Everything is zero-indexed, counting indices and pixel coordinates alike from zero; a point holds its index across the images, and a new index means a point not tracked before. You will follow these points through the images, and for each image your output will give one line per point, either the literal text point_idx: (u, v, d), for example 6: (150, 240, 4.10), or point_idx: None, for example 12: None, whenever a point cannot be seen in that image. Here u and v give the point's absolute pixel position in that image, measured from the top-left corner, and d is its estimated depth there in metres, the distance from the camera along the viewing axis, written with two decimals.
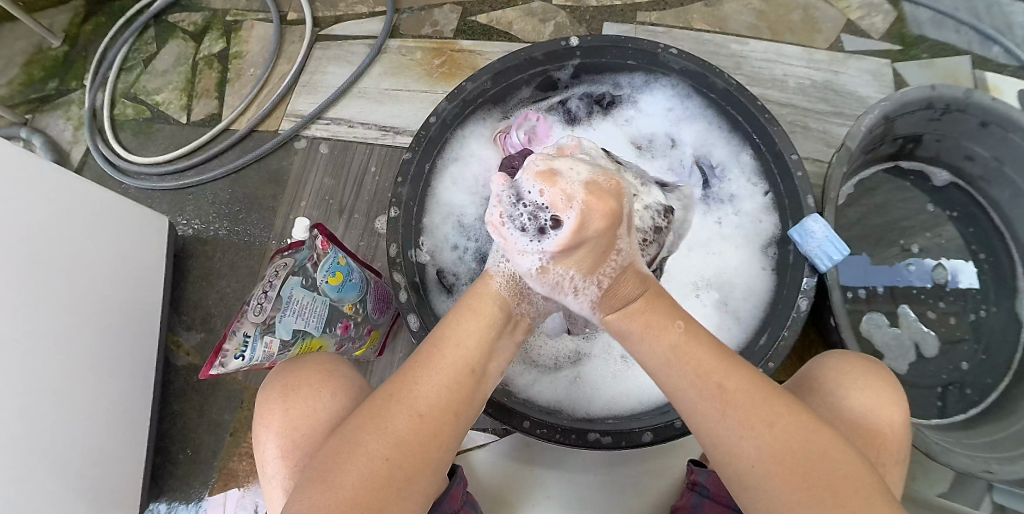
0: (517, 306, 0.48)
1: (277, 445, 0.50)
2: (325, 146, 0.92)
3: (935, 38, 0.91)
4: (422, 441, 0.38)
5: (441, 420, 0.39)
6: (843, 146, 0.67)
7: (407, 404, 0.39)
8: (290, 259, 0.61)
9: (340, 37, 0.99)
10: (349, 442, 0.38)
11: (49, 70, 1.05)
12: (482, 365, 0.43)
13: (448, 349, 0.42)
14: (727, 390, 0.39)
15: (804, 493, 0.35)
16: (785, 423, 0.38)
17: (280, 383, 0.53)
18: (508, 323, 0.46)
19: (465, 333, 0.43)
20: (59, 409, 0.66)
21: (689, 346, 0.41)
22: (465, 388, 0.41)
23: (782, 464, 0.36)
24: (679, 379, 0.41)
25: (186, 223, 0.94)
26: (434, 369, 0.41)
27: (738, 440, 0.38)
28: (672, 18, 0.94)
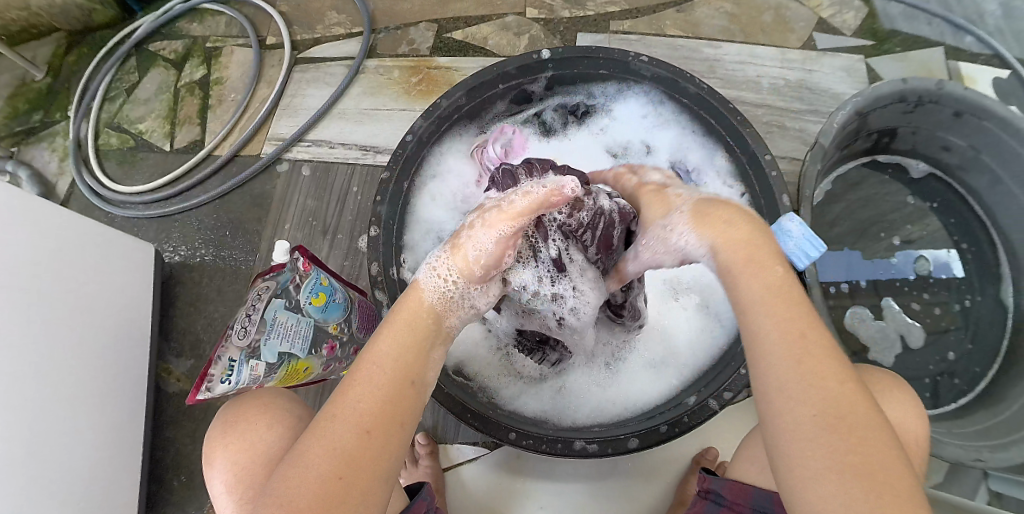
0: (449, 318, 0.44)
1: (226, 477, 0.50)
2: (308, 168, 0.93)
3: (907, 33, 0.93)
4: (369, 455, 0.35)
5: (389, 431, 0.36)
6: (816, 144, 0.68)
7: (352, 420, 0.36)
8: (273, 282, 0.64)
9: (319, 59, 1.00)
10: (290, 471, 0.35)
11: (33, 102, 1.05)
12: (421, 374, 0.40)
13: (383, 363, 0.39)
14: (805, 342, 0.36)
15: (851, 461, 0.31)
16: (850, 393, 0.34)
17: (224, 418, 0.54)
18: (438, 332, 0.43)
19: (395, 344, 0.40)
20: (55, 441, 0.66)
21: (787, 324, 0.36)
22: (406, 398, 0.38)
23: (838, 424, 0.32)
24: (759, 320, 0.37)
25: (173, 250, 0.95)
26: (372, 383, 0.37)
27: (797, 397, 0.34)
28: (644, 26, 0.96)
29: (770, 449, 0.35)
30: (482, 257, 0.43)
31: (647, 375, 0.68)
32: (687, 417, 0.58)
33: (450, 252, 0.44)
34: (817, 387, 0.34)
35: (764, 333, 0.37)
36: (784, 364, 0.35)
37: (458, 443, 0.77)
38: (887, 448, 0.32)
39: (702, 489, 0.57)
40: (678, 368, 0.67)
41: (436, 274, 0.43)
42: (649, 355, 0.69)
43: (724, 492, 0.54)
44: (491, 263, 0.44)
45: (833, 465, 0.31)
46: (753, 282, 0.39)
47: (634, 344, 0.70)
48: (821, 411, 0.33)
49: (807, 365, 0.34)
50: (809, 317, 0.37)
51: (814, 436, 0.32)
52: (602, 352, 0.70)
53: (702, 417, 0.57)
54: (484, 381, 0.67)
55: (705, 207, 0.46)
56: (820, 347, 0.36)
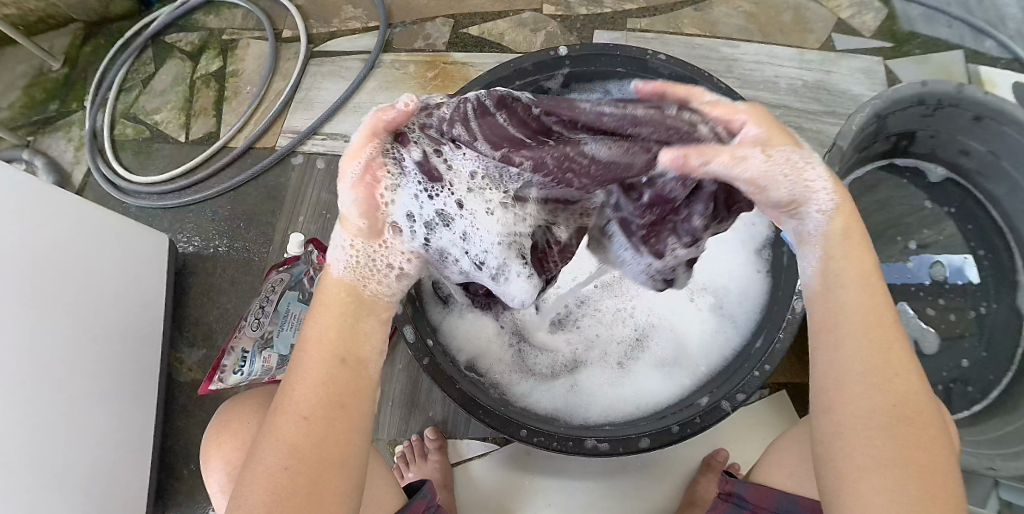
0: (366, 288, 0.40)
1: (222, 477, 0.51)
2: (322, 161, 0.93)
3: (927, 35, 0.92)
4: (310, 445, 0.35)
5: (328, 417, 0.36)
6: (835, 146, 0.67)
7: (288, 411, 0.35)
8: (286, 275, 0.63)
9: (335, 53, 1.00)
10: (245, 471, 0.35)
11: (50, 92, 1.06)
12: (355, 351, 0.38)
13: (310, 350, 0.38)
14: (886, 336, 0.37)
15: (909, 456, 0.34)
16: (914, 397, 0.36)
17: (218, 420, 0.54)
18: (363, 304, 0.40)
19: (321, 329, 0.38)
20: (67, 429, 0.67)
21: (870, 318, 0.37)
22: (340, 379, 0.37)
23: (900, 423, 0.35)
24: (845, 296, 0.38)
25: (186, 241, 0.95)
26: (303, 371, 0.37)
27: (865, 391, 0.36)
28: (662, 24, 0.95)
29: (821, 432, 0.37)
30: (355, 211, 0.40)
31: (659, 376, 0.67)
32: (698, 418, 0.58)
33: (343, 227, 0.42)
34: (887, 387, 0.36)
35: (845, 319, 0.38)
36: (860, 351, 0.36)
37: (467, 439, 0.77)
38: (939, 451, 0.35)
39: (723, 492, 0.55)
40: (690, 368, 0.67)
41: (341, 252, 0.41)
42: (661, 355, 0.68)
43: (747, 496, 0.54)
44: (370, 209, 0.40)
45: (889, 458, 0.34)
46: (850, 267, 0.39)
47: (646, 343, 0.69)
48: (888, 408, 0.35)
49: (883, 359, 0.36)
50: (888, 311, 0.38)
51: (880, 428, 0.35)
52: (613, 350, 0.69)
53: (714, 419, 0.57)
54: (496, 379, 0.67)
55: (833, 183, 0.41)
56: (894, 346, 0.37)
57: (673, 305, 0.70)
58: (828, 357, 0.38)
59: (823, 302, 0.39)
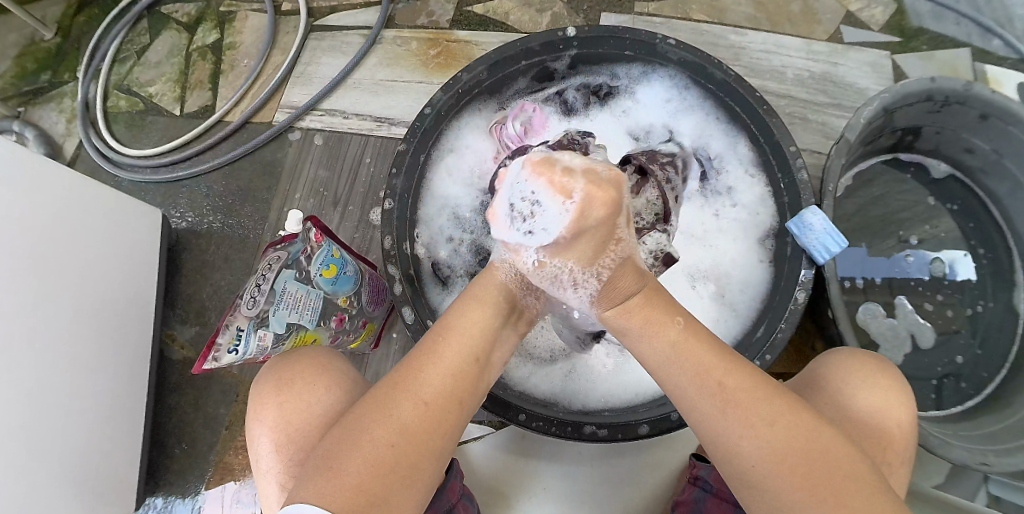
0: (520, 299, 0.50)
1: (270, 439, 0.50)
2: (320, 137, 0.92)
3: (935, 29, 0.90)
4: (426, 428, 0.38)
5: (446, 408, 0.39)
6: (842, 138, 0.66)
7: (414, 391, 0.39)
8: (284, 252, 0.61)
9: (335, 27, 0.98)
10: (350, 432, 0.37)
11: (42, 62, 1.04)
12: (484, 354, 0.43)
13: (450, 341, 0.42)
14: (725, 385, 0.40)
15: (813, 494, 0.36)
16: (782, 429, 0.38)
17: (273, 378, 0.53)
18: (508, 314, 0.47)
19: (463, 326, 0.43)
20: (58, 405, 0.66)
21: (704, 382, 0.40)
22: (467, 377, 0.41)
23: (782, 461, 0.37)
24: (677, 381, 0.42)
25: (180, 216, 0.94)
26: (437, 359, 0.41)
27: (739, 449, 0.38)
28: (670, 9, 0.93)
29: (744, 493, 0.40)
30: None
31: None
32: None
33: None
34: (753, 430, 0.38)
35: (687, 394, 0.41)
36: (714, 413, 0.39)
37: None
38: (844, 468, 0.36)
39: (693, 477, 0.60)
40: None
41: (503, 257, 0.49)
42: None
43: (710, 480, 0.57)
44: None
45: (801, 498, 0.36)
46: (654, 344, 0.44)
47: None
48: (767, 455, 0.37)
49: (735, 410, 0.39)
50: (716, 359, 0.41)
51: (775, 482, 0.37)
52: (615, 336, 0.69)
53: None
54: None
55: (624, 278, 0.46)
56: (745, 384, 0.40)
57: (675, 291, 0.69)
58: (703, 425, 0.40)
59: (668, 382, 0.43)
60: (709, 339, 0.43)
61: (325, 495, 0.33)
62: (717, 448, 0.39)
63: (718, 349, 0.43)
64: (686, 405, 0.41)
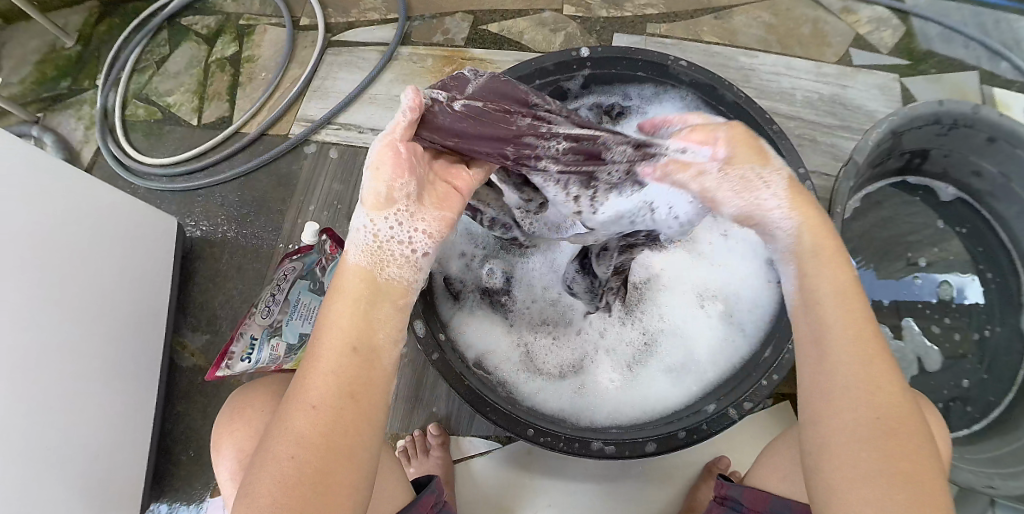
0: (382, 273, 0.38)
1: (232, 465, 0.53)
2: (335, 151, 0.93)
3: (943, 53, 0.91)
4: (322, 436, 0.32)
5: (339, 409, 0.33)
6: (850, 160, 0.67)
7: (294, 402, 0.33)
8: (299, 263, 0.63)
9: (352, 43, 1.00)
10: (252, 462, 0.33)
11: (62, 69, 1.06)
12: (369, 339, 0.35)
13: (323, 337, 0.35)
14: (865, 341, 0.35)
15: (898, 466, 0.32)
16: (902, 401, 0.34)
17: (231, 406, 0.55)
18: (382, 287, 0.37)
19: (340, 318, 0.36)
20: (62, 409, 0.66)
21: (855, 328, 0.36)
22: (356, 369, 0.34)
23: (892, 432, 0.33)
24: (826, 314, 0.37)
25: (195, 225, 0.95)
26: (311, 361, 0.34)
27: (851, 405, 0.34)
28: (681, 31, 0.95)
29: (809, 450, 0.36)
30: (373, 179, 0.37)
31: (667, 380, 0.67)
32: (705, 425, 0.58)
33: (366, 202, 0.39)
34: (869, 404, 0.34)
35: (829, 334, 0.36)
36: (843, 362, 0.35)
37: (470, 436, 0.77)
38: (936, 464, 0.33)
39: (718, 495, 0.57)
40: (697, 374, 0.67)
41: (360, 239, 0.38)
42: (668, 360, 0.68)
43: (743, 499, 0.55)
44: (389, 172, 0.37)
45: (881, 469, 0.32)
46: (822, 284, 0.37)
47: (655, 347, 0.69)
48: (875, 420, 0.33)
49: (867, 371, 0.34)
50: (867, 322, 0.37)
51: (866, 442, 0.33)
52: (622, 353, 0.69)
53: (720, 426, 0.58)
54: (504, 377, 0.67)
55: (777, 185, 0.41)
56: (882, 349, 0.36)
57: (683, 310, 0.70)
58: (813, 370, 0.36)
59: (808, 317, 0.38)
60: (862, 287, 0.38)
61: None
62: (818, 397, 0.35)
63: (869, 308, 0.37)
64: (816, 344, 0.37)
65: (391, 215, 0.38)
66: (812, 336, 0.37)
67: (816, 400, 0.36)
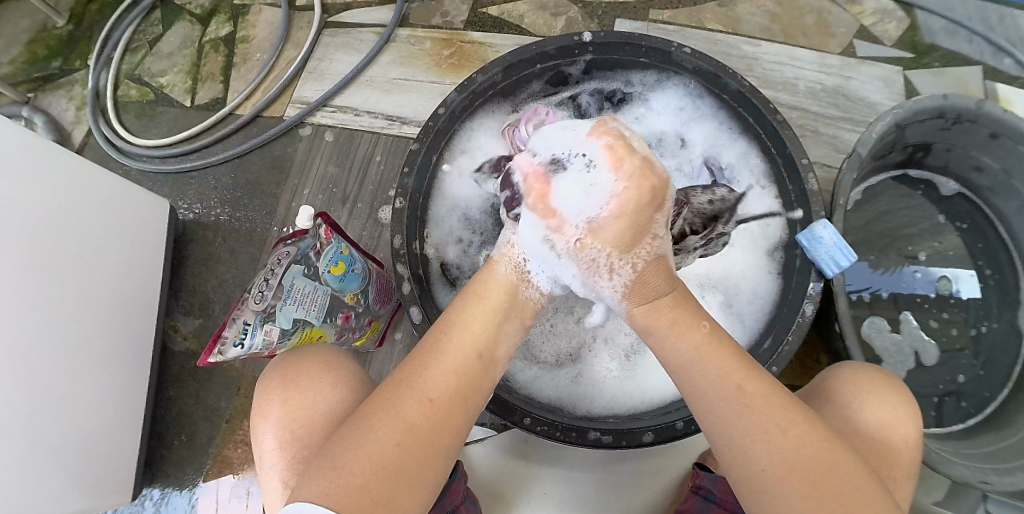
0: (523, 290, 0.49)
1: (278, 437, 0.51)
2: (330, 134, 0.92)
3: (948, 47, 0.90)
4: (432, 425, 0.38)
5: (453, 405, 0.40)
6: (854, 153, 0.66)
7: (418, 388, 0.39)
8: (294, 248, 0.61)
9: (349, 24, 0.98)
10: (354, 430, 0.38)
11: (53, 48, 1.04)
12: (489, 350, 0.44)
13: (455, 336, 0.43)
14: (744, 395, 0.40)
15: (812, 507, 0.36)
16: (798, 438, 0.38)
17: (283, 371, 0.54)
18: (513, 308, 0.48)
19: (467, 323, 0.44)
20: (56, 395, 0.66)
21: (722, 385, 0.41)
22: (473, 373, 0.42)
23: (794, 475, 0.37)
24: (696, 376, 0.42)
25: (187, 207, 0.94)
26: (441, 355, 0.42)
27: (754, 455, 0.38)
28: (684, 17, 0.93)
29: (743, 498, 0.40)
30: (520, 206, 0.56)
31: (666, 370, 0.66)
32: None
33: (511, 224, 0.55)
34: (772, 441, 0.38)
35: (703, 387, 0.42)
36: (729, 414, 0.40)
37: None
38: (858, 487, 0.36)
39: (694, 485, 0.59)
40: None
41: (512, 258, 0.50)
42: None
43: (716, 489, 0.56)
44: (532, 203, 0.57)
45: (803, 508, 0.36)
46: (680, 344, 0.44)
47: None
48: (775, 468, 0.37)
49: (754, 415, 0.39)
50: (739, 368, 0.42)
51: (780, 492, 0.37)
52: (622, 342, 0.69)
53: None
54: None
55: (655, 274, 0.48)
56: (758, 386, 0.41)
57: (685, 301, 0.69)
58: (713, 422, 0.41)
59: (684, 381, 0.43)
60: (734, 345, 0.44)
61: (329, 494, 0.34)
62: (730, 452, 0.40)
63: (734, 353, 0.43)
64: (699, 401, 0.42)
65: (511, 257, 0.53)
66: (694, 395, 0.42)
67: (723, 456, 0.40)
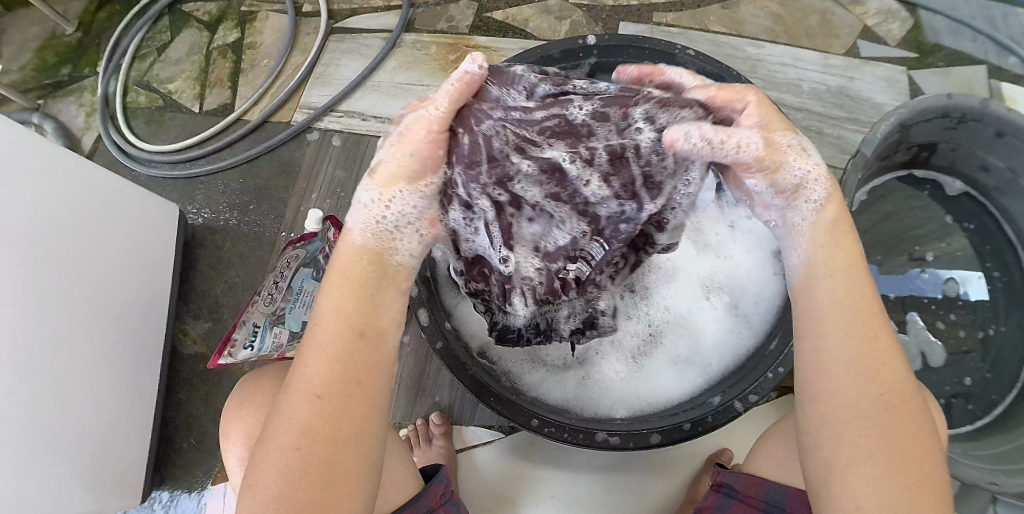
0: (387, 257, 0.42)
1: (241, 455, 0.53)
2: (338, 138, 0.92)
3: (952, 47, 0.90)
4: (328, 420, 0.35)
5: (343, 394, 0.36)
6: (858, 153, 0.66)
7: (300, 390, 0.36)
8: (302, 250, 0.63)
9: (355, 30, 0.99)
10: (258, 447, 0.37)
11: (62, 56, 1.05)
12: (371, 323, 0.39)
13: (325, 326, 0.38)
14: (867, 322, 0.38)
15: (898, 447, 0.35)
16: (900, 385, 0.37)
17: (241, 391, 0.56)
18: (381, 276, 0.41)
19: (335, 305, 0.39)
20: (63, 403, 0.66)
21: (853, 306, 0.39)
22: (360, 356, 0.38)
23: (889, 416, 0.35)
24: (828, 287, 0.40)
25: (196, 212, 0.95)
26: (315, 348, 0.37)
27: (853, 383, 0.36)
28: (688, 20, 0.94)
29: (811, 422, 0.38)
30: (390, 158, 0.41)
31: (672, 372, 0.67)
32: (709, 417, 0.58)
33: (372, 177, 0.42)
34: (871, 381, 0.36)
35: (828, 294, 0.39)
36: (843, 342, 0.37)
37: (473, 426, 0.77)
38: (931, 443, 0.36)
39: (715, 482, 0.57)
40: (703, 367, 0.66)
41: (361, 207, 0.42)
42: (674, 352, 0.68)
43: (737, 485, 0.55)
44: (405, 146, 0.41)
45: (887, 450, 0.34)
46: (830, 253, 0.41)
47: (660, 339, 0.68)
48: (874, 403, 0.36)
49: (868, 351, 0.37)
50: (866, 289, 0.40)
51: (871, 421, 0.35)
52: (627, 344, 0.68)
53: (725, 419, 0.58)
54: (508, 367, 0.67)
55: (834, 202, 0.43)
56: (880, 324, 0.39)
57: (688, 301, 0.69)
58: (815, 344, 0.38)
59: (813, 291, 0.40)
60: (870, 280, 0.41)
61: None
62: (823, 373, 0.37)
63: (873, 290, 0.40)
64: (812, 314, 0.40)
65: (396, 195, 0.41)
66: (810, 305, 0.40)
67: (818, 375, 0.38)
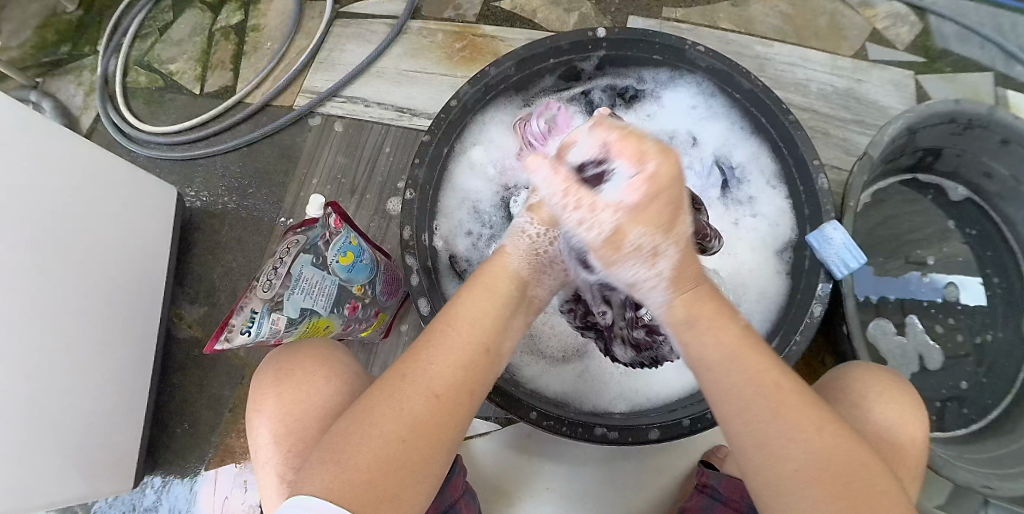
0: (528, 287, 0.48)
1: (271, 432, 0.51)
2: (340, 124, 0.91)
3: (960, 53, 0.90)
4: (440, 421, 0.37)
5: (457, 399, 0.38)
6: (865, 154, 0.66)
7: (423, 383, 0.38)
8: (302, 236, 0.60)
9: (360, 15, 0.98)
10: (356, 421, 0.36)
11: (62, 34, 1.04)
12: (496, 345, 0.42)
13: (462, 327, 0.41)
14: (771, 381, 0.38)
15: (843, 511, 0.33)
16: (828, 438, 0.36)
17: (277, 366, 0.53)
18: (517, 305, 0.46)
19: (472, 313, 0.42)
20: (58, 384, 0.65)
21: (751, 371, 0.39)
22: (479, 369, 0.40)
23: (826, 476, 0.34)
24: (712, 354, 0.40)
25: (195, 195, 0.94)
26: (448, 345, 0.40)
27: (786, 448, 0.36)
28: (697, 16, 0.93)
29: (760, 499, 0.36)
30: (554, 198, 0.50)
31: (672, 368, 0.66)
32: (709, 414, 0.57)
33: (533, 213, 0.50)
34: (801, 442, 0.36)
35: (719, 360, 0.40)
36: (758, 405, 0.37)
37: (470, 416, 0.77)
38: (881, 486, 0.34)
39: (700, 484, 0.58)
40: None
41: (524, 234, 0.49)
42: None
43: (722, 488, 0.56)
44: None
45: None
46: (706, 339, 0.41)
47: None
48: (809, 467, 0.35)
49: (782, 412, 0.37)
50: (753, 347, 0.40)
51: (812, 489, 0.34)
52: None
53: None
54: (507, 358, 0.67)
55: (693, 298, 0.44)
56: (786, 378, 0.39)
57: None
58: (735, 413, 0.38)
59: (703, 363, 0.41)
60: (760, 342, 0.41)
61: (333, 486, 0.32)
62: (751, 445, 0.37)
63: (757, 347, 0.41)
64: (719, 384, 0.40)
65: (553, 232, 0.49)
66: (715, 370, 0.40)
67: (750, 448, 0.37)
